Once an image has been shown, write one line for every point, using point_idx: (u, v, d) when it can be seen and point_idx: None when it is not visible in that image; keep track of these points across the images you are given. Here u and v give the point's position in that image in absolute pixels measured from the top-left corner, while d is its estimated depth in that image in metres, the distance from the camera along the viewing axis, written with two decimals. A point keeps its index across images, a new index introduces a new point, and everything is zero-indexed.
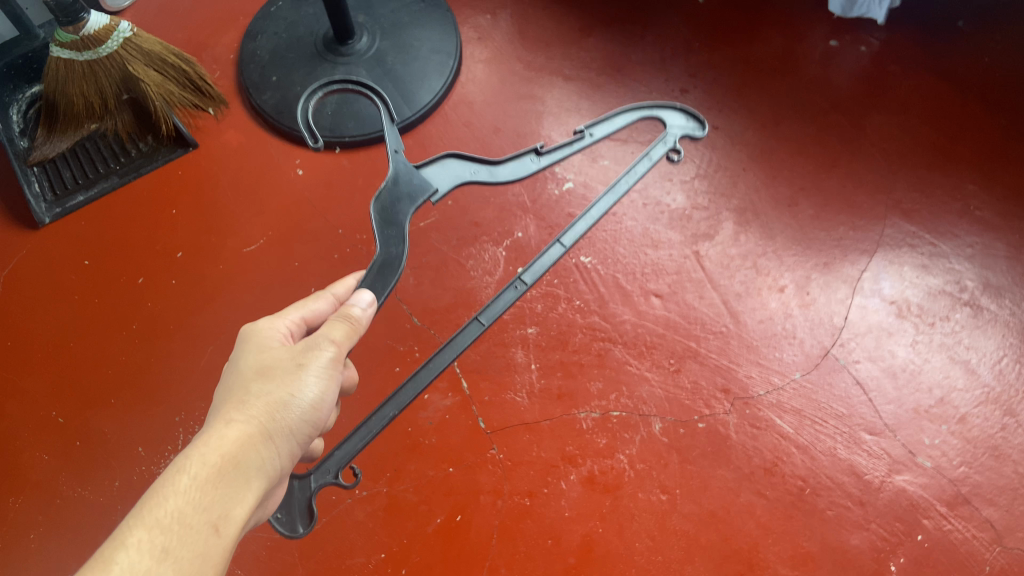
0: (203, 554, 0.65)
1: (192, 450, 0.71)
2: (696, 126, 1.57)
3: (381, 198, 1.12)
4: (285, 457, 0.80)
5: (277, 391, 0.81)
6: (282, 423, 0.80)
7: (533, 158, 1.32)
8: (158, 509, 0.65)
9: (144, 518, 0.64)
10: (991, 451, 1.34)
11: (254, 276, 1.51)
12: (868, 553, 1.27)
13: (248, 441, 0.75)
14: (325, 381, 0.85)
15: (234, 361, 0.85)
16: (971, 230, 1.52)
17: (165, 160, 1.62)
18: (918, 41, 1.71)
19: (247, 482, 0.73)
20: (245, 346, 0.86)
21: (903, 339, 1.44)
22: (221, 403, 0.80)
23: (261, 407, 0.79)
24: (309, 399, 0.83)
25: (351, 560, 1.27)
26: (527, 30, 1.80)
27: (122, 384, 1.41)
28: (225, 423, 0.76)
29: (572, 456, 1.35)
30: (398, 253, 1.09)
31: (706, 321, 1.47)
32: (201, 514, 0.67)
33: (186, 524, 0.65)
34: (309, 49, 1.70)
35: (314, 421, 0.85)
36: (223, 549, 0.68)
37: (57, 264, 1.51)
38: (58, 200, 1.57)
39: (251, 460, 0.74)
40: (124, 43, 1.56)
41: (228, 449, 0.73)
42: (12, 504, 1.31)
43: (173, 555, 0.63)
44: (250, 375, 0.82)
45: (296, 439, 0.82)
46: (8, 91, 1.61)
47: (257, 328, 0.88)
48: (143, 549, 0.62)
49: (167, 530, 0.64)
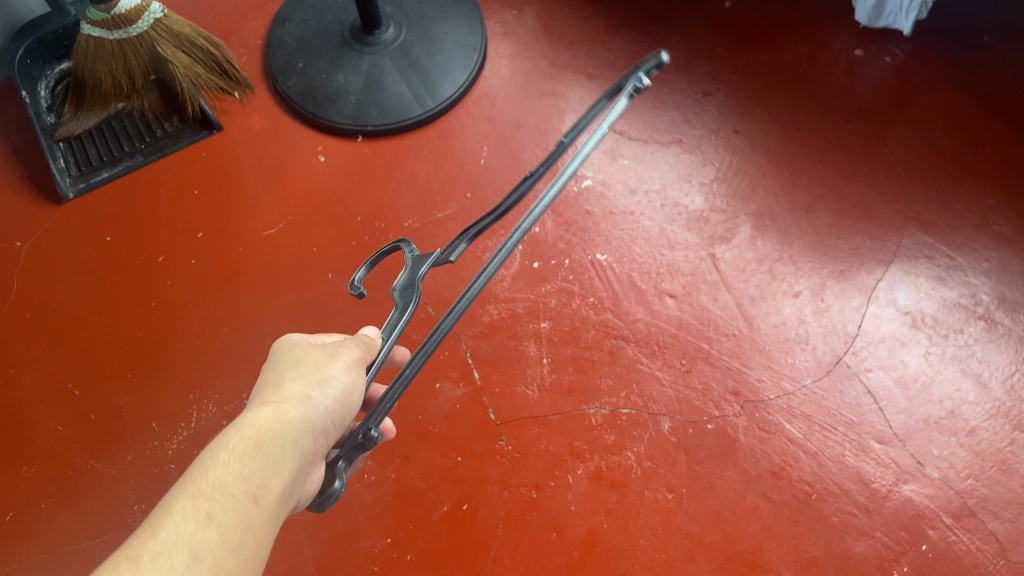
0: (244, 522, 0.66)
1: (230, 427, 0.73)
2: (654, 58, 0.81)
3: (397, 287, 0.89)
4: (321, 436, 0.80)
5: (308, 376, 0.82)
6: (317, 403, 0.80)
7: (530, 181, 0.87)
8: (200, 478, 0.66)
9: (188, 488, 0.65)
10: (999, 465, 1.34)
11: (273, 259, 1.52)
12: (872, 561, 1.28)
13: (283, 419, 0.76)
14: (355, 366, 0.86)
15: (268, 363, 0.87)
16: (989, 244, 1.51)
17: (189, 142, 1.64)
18: (942, 54, 1.71)
19: (285, 458, 0.74)
20: (276, 351, 0.89)
21: (916, 350, 1.44)
22: (260, 390, 0.82)
23: (296, 391, 0.80)
24: (341, 382, 0.84)
25: (357, 544, 1.28)
26: (553, 27, 1.81)
27: (140, 360, 1.43)
28: (261, 406, 0.78)
29: (581, 451, 1.36)
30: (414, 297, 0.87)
31: (719, 323, 1.48)
32: (240, 482, 0.68)
33: (227, 492, 0.67)
34: (335, 37, 1.71)
35: (349, 404, 0.84)
36: (264, 518, 0.69)
37: (80, 239, 1.53)
38: (83, 175, 1.59)
39: (288, 435, 0.75)
40: (154, 23, 1.58)
41: (265, 426, 0.75)
42: (26, 474, 1.33)
43: (217, 520, 0.65)
44: (284, 367, 0.84)
45: (333, 421, 0.82)
46: (38, 66, 1.63)
47: (288, 337, 0.92)
48: (187, 515, 0.63)
49: (209, 498, 0.65)
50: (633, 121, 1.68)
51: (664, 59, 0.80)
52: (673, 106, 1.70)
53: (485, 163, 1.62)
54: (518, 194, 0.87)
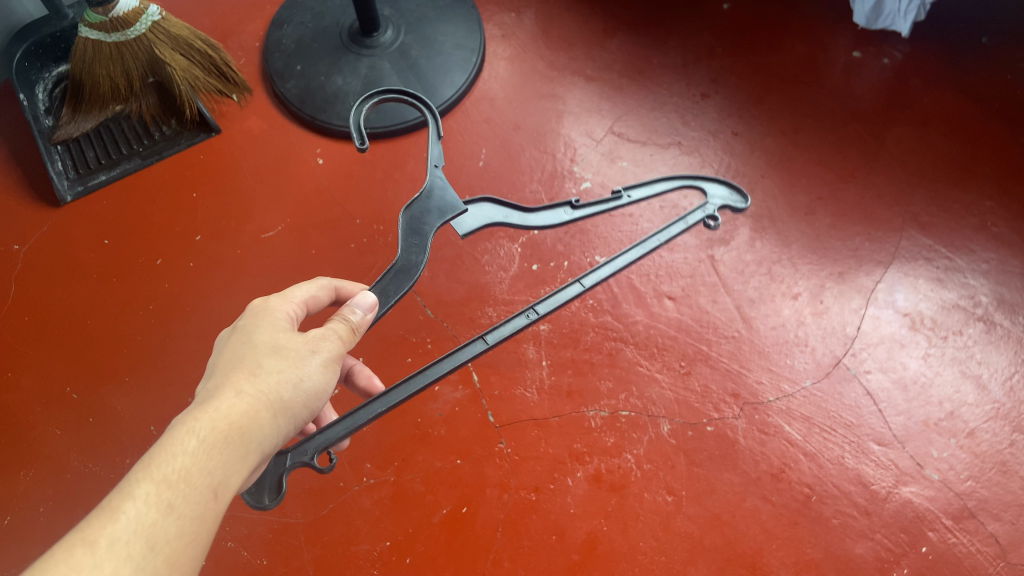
0: (201, 517, 0.68)
1: (202, 414, 0.72)
2: (739, 199, 1.23)
3: (411, 209, 1.06)
4: (284, 433, 0.81)
5: (287, 370, 0.80)
6: (288, 404, 0.80)
7: (568, 211, 1.16)
8: (166, 465, 0.67)
9: (153, 473, 0.66)
10: (999, 467, 1.34)
11: (272, 261, 1.52)
12: (872, 563, 1.27)
13: (255, 415, 0.76)
14: (330, 368, 0.85)
15: (244, 334, 0.83)
16: (988, 245, 1.52)
17: (188, 144, 1.64)
18: (941, 55, 1.71)
19: (247, 455, 0.75)
20: (256, 318, 0.85)
21: (915, 352, 1.44)
22: (233, 367, 0.79)
23: (272, 385, 0.79)
24: (314, 384, 0.83)
25: (356, 547, 1.28)
26: (551, 30, 1.81)
27: (138, 362, 1.42)
28: (235, 393, 0.76)
29: (580, 454, 1.35)
30: (417, 263, 1.02)
31: (718, 325, 1.47)
32: (205, 476, 0.69)
33: (191, 483, 0.68)
34: (334, 39, 1.70)
35: (314, 406, 0.84)
36: (218, 512, 0.71)
37: (78, 242, 1.53)
38: (81, 178, 1.59)
39: (256, 433, 0.76)
40: (152, 26, 1.57)
41: (237, 419, 0.74)
42: (24, 477, 1.33)
43: (177, 511, 0.66)
44: (262, 350, 0.81)
45: (296, 421, 0.82)
46: (35, 69, 1.63)
47: (268, 306, 0.86)
48: (149, 502, 0.65)
49: (173, 487, 0.67)
50: (631, 123, 1.68)
51: (744, 205, 1.22)
52: (672, 108, 1.70)
53: (484, 165, 1.62)
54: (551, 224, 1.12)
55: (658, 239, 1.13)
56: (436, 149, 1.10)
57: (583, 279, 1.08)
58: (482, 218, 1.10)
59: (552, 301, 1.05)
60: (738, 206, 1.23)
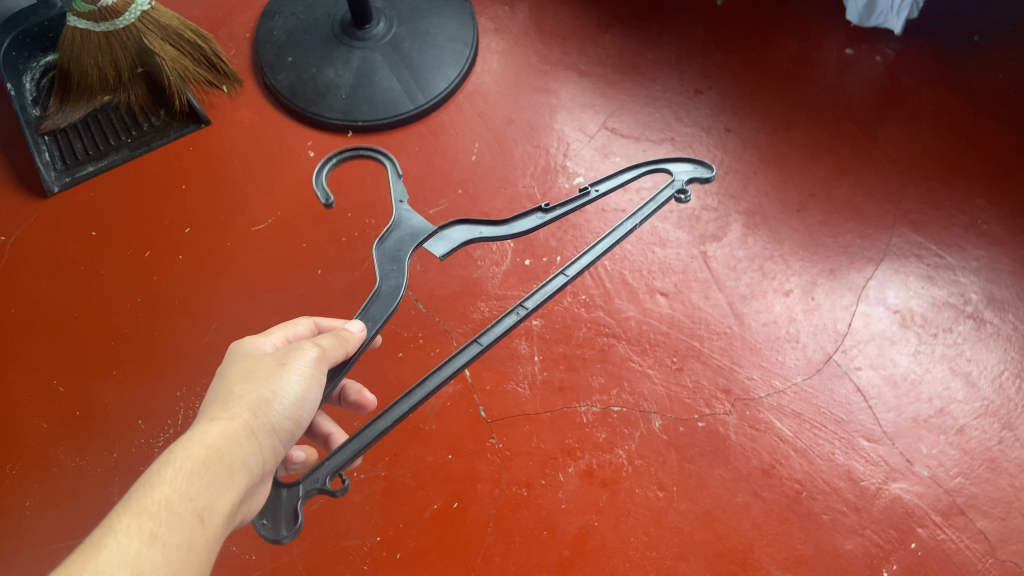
0: (188, 543, 0.66)
1: (176, 444, 0.72)
2: (705, 168, 1.24)
3: (383, 241, 1.08)
4: (269, 451, 0.80)
5: (260, 388, 0.81)
6: (266, 419, 0.79)
7: (540, 216, 1.15)
8: (145, 497, 0.66)
9: (132, 506, 0.65)
10: (988, 464, 1.35)
11: (262, 254, 1.51)
12: (862, 559, 1.28)
13: (231, 436, 0.75)
14: (307, 378, 0.85)
15: (218, 371, 0.85)
16: (979, 244, 1.52)
17: (177, 136, 1.62)
18: (933, 54, 1.72)
19: (231, 476, 0.73)
20: (230, 355, 0.87)
21: (905, 348, 1.45)
22: (208, 402, 0.80)
23: (246, 404, 0.79)
24: (291, 396, 0.83)
25: (346, 542, 1.27)
26: (545, 24, 1.80)
27: (126, 355, 1.41)
28: (209, 420, 0.76)
29: (572, 450, 1.35)
30: (397, 283, 1.04)
31: (710, 321, 1.47)
32: (187, 501, 0.68)
33: (173, 511, 0.67)
34: (325, 31, 1.69)
35: (297, 418, 0.84)
36: (209, 537, 0.69)
37: (65, 234, 1.51)
38: (68, 169, 1.56)
39: (236, 453, 0.75)
40: (141, 16, 1.56)
41: (212, 442, 0.74)
42: (10, 471, 1.31)
43: (161, 539, 0.65)
44: (234, 377, 0.82)
45: (279, 437, 0.82)
46: (23, 59, 1.60)
47: (240, 342, 0.89)
48: (132, 534, 0.64)
49: (155, 516, 0.66)
50: (625, 119, 1.68)
51: (710, 172, 1.22)
52: (665, 103, 1.70)
53: (476, 159, 1.61)
54: (527, 224, 1.14)
55: (642, 214, 1.15)
56: (398, 187, 1.13)
57: (568, 270, 1.10)
58: (457, 240, 1.11)
59: (540, 295, 1.07)
60: (706, 176, 1.23)
